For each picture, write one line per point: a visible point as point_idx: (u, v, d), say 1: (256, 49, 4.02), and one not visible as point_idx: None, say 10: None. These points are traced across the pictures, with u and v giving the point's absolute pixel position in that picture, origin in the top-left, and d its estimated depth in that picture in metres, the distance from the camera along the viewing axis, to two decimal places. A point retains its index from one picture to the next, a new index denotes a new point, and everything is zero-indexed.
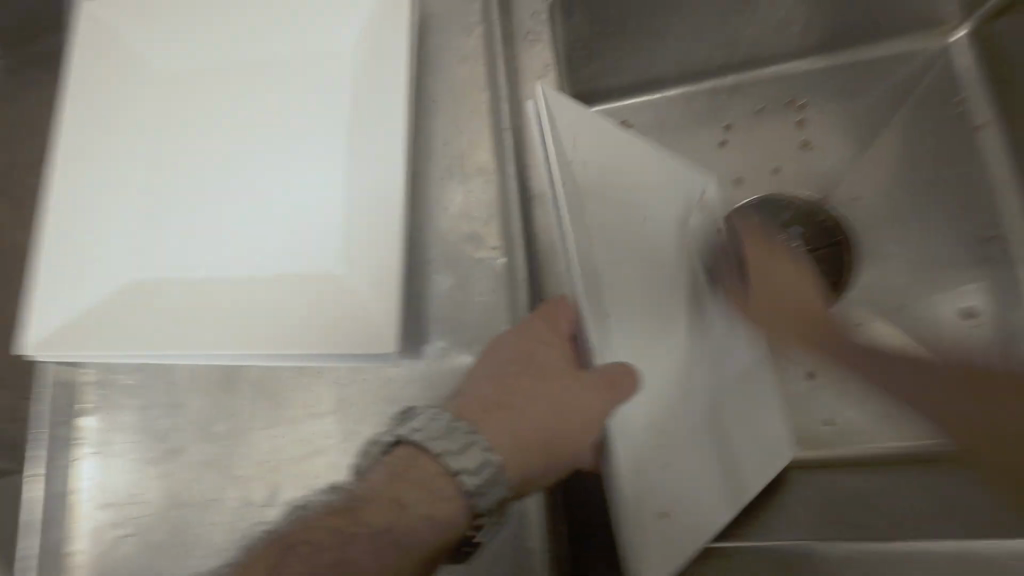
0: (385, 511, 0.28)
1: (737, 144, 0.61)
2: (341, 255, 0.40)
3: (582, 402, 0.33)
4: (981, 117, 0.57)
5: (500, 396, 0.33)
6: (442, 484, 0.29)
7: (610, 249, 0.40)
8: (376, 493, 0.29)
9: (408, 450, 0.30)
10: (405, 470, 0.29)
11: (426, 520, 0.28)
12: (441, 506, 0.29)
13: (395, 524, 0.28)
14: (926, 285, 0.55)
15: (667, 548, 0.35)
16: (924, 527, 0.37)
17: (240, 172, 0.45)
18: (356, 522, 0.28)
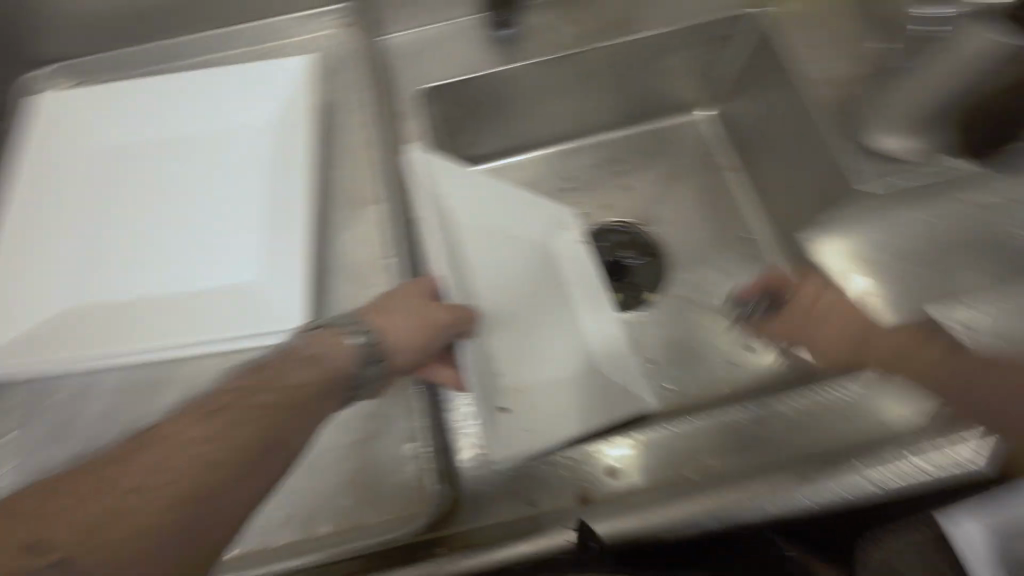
0: (303, 352, 0.38)
1: (578, 191, 0.82)
2: (259, 269, 0.51)
3: (436, 315, 0.43)
4: (731, 163, 0.82)
5: (384, 305, 0.43)
6: (338, 352, 0.38)
7: (479, 262, 0.57)
8: (285, 357, 0.37)
9: (321, 331, 0.40)
10: (318, 342, 0.39)
11: (332, 360, 0.38)
12: (337, 358, 0.38)
13: (298, 373, 0.36)
14: (711, 278, 0.76)
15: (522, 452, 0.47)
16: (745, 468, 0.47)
17: (172, 214, 0.55)
18: (265, 374, 0.36)
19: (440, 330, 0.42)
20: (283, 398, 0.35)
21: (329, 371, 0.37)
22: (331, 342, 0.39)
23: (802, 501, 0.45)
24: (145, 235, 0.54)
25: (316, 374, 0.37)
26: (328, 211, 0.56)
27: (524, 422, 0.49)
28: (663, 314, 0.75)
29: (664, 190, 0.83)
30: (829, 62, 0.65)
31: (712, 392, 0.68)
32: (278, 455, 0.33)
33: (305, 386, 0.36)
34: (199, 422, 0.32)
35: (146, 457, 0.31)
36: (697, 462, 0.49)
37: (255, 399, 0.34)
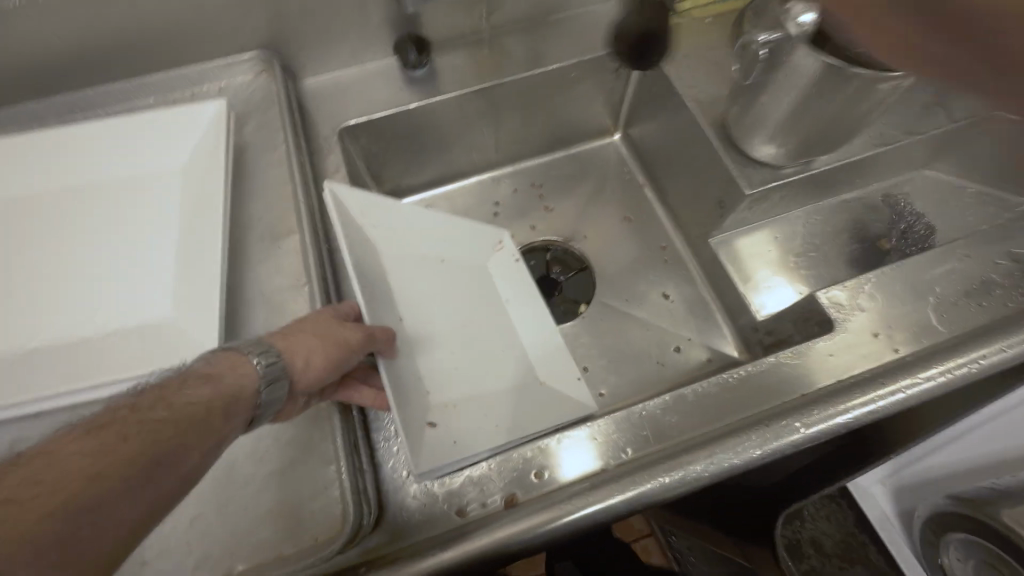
0: (195, 376, 0.34)
1: (507, 213, 0.87)
2: (173, 304, 0.50)
3: (349, 336, 0.41)
4: (640, 179, 0.89)
5: (295, 327, 0.41)
6: (242, 374, 0.36)
7: (400, 285, 0.59)
8: (181, 379, 0.34)
9: (227, 353, 0.37)
10: (222, 364, 0.36)
11: (230, 382, 0.35)
12: (243, 379, 0.35)
13: (194, 394, 0.33)
14: (637, 284, 0.81)
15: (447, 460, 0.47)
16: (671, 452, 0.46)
17: (77, 258, 0.53)
18: (163, 394, 0.33)
19: (354, 350, 0.41)
20: (183, 412, 0.32)
21: (225, 391, 0.34)
22: (230, 364, 0.36)
23: (709, 475, 0.45)
24: (47, 281, 0.52)
25: (212, 393, 0.34)
26: (247, 244, 0.56)
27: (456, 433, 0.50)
28: (596, 322, 0.78)
29: (587, 207, 0.88)
30: (710, 83, 0.72)
31: (645, 391, 0.72)
32: (175, 471, 0.30)
33: (206, 402, 0.33)
34: (86, 436, 0.29)
35: (26, 467, 0.27)
36: (616, 450, 0.49)
37: (152, 413, 0.31)
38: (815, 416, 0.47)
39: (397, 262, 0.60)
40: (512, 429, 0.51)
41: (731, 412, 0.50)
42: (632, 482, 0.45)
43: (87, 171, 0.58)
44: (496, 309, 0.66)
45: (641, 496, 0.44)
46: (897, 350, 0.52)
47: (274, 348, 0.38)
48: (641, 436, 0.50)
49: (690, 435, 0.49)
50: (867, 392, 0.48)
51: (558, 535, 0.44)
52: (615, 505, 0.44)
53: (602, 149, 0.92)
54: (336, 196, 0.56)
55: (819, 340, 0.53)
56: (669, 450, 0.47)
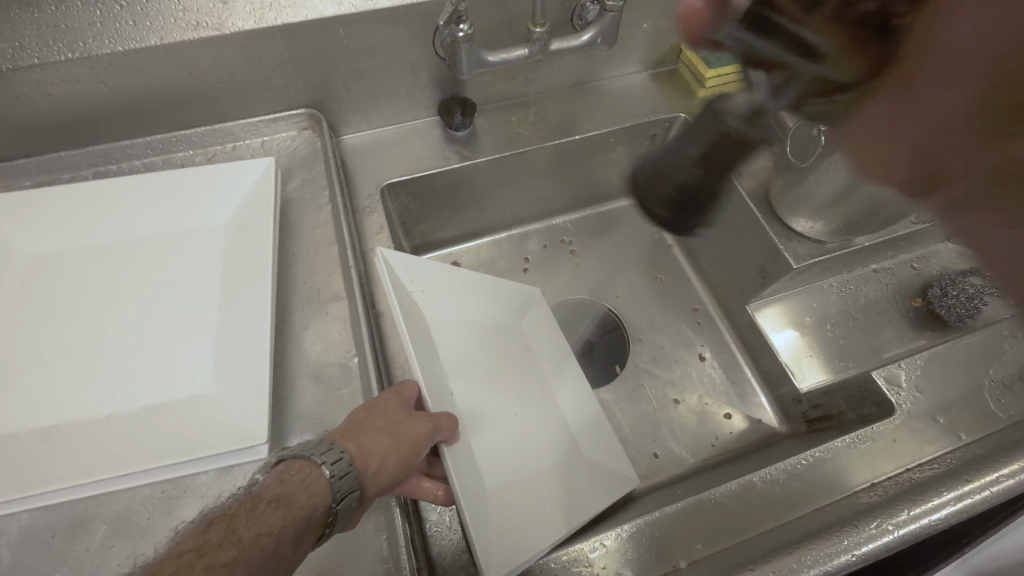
0: (267, 494, 0.32)
1: (537, 269, 0.85)
2: (213, 377, 0.47)
3: (415, 427, 0.39)
4: (669, 240, 0.89)
5: (362, 420, 0.39)
6: (310, 487, 0.33)
7: (447, 354, 0.56)
8: (250, 499, 0.32)
9: (293, 462, 0.35)
10: (287, 476, 0.34)
11: (300, 500, 0.33)
12: (310, 492, 0.33)
13: (263, 518, 0.31)
14: (672, 348, 0.79)
15: (510, 557, 0.44)
16: (753, 559, 0.43)
17: (108, 324, 0.50)
18: (234, 523, 0.31)
19: (421, 443, 0.38)
20: (253, 546, 0.30)
21: (298, 513, 0.32)
22: (302, 478, 0.34)
23: None
24: (77, 349, 0.48)
25: (283, 518, 0.32)
26: (290, 310, 0.53)
27: (516, 524, 0.47)
28: (632, 386, 0.75)
29: (617, 266, 0.87)
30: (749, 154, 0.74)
31: (686, 465, 0.69)
32: None
33: (278, 531, 0.31)
34: None
35: None
36: (686, 546, 0.47)
37: (221, 554, 0.29)
38: (903, 516, 0.44)
39: (441, 327, 0.58)
40: (569, 517, 0.50)
41: (797, 505, 0.49)
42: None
43: (119, 227, 0.55)
44: (541, 375, 0.63)
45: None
46: (960, 437, 0.52)
47: (346, 452, 0.36)
48: (720, 536, 0.47)
49: (763, 535, 0.46)
50: (952, 487, 0.46)
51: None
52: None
53: (628, 208, 0.92)
54: (387, 262, 0.55)
55: (879, 424, 0.53)
56: (746, 550, 0.45)
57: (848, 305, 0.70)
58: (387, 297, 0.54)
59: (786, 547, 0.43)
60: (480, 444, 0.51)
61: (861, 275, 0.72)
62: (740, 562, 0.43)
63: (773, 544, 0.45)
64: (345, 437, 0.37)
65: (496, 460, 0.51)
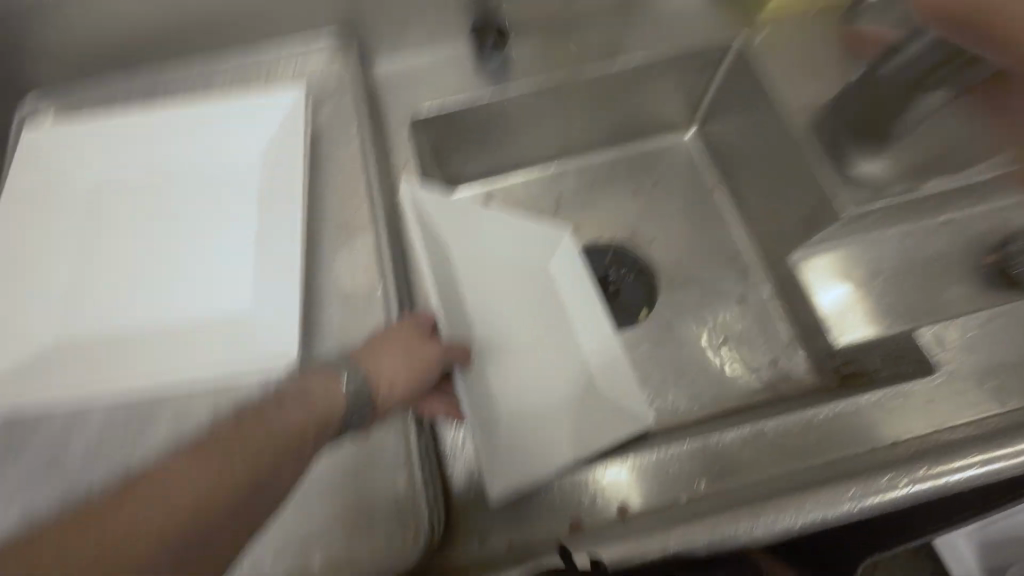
0: (292, 396, 0.37)
1: (570, 209, 0.83)
2: (253, 298, 0.51)
3: (424, 357, 0.42)
4: (712, 183, 0.83)
5: (375, 346, 0.42)
6: (330, 398, 0.37)
7: (470, 288, 0.57)
8: (277, 399, 0.36)
9: (319, 374, 0.38)
10: (311, 386, 0.37)
11: (322, 403, 0.37)
12: (331, 403, 0.37)
13: (286, 417, 0.35)
14: (704, 295, 0.77)
15: (516, 474, 0.47)
16: (754, 499, 0.44)
17: (161, 245, 0.55)
18: (262, 416, 0.35)
19: (431, 370, 0.42)
20: (277, 439, 0.34)
21: (320, 413, 0.36)
22: (324, 388, 0.38)
23: (795, 528, 0.42)
24: (137, 267, 0.54)
25: (306, 417, 0.36)
26: (321, 240, 0.56)
27: (525, 451, 0.49)
28: (658, 331, 0.75)
29: (653, 210, 0.83)
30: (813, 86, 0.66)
31: (706, 411, 0.69)
32: (271, 497, 0.33)
33: (300, 429, 0.35)
34: (185, 463, 0.31)
35: (133, 494, 0.29)
36: (689, 482, 0.49)
37: (250, 440, 0.33)
38: (922, 472, 0.43)
39: (463, 262, 0.58)
40: (579, 447, 0.52)
41: (809, 455, 0.48)
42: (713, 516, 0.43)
43: (167, 154, 0.59)
44: (564, 314, 0.64)
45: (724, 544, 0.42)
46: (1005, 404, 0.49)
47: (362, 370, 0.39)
48: (723, 477, 0.48)
49: (768, 481, 0.47)
50: (984, 449, 0.44)
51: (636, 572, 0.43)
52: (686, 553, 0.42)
53: (672, 146, 0.86)
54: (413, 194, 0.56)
55: (913, 382, 0.50)
56: (747, 492, 0.46)
57: (911, 257, 0.64)
58: (412, 231, 0.56)
59: (789, 490, 0.44)
60: (495, 376, 0.53)
61: (929, 225, 0.64)
62: (740, 500, 0.44)
63: (776, 489, 0.45)
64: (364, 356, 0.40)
65: (511, 390, 0.53)
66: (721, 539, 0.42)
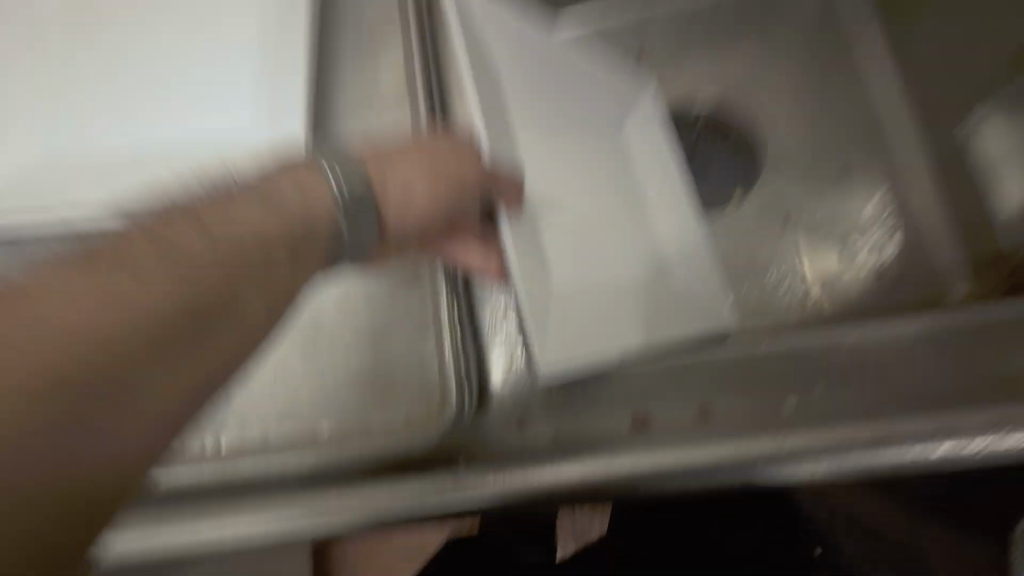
0: (268, 190, 0.31)
1: (656, 62, 0.65)
2: (272, 128, 0.43)
3: (447, 164, 0.36)
4: (856, 26, 0.62)
5: (391, 149, 0.36)
6: (315, 201, 0.32)
7: (523, 127, 0.44)
8: (243, 198, 0.30)
9: (306, 172, 0.32)
10: (292, 184, 0.31)
11: (305, 197, 0.31)
12: (315, 203, 0.32)
13: (249, 225, 0.29)
14: (822, 176, 0.60)
15: (569, 352, 0.38)
16: (879, 413, 0.34)
17: (157, 61, 0.46)
18: (216, 217, 0.29)
19: (457, 182, 0.36)
20: (235, 252, 0.28)
21: (304, 209, 0.31)
22: (301, 181, 0.32)
23: (932, 456, 0.32)
24: (128, 83, 0.45)
25: (279, 207, 0.30)
26: None
27: (574, 311, 0.39)
28: (755, 217, 0.59)
29: (767, 65, 0.64)
30: None
31: (812, 316, 0.54)
32: (237, 325, 0.28)
33: (273, 231, 0.30)
34: (112, 274, 0.25)
35: (33, 300, 0.23)
36: (790, 390, 0.38)
37: (199, 249, 0.27)
38: None
39: (521, 102, 0.45)
40: (648, 333, 0.41)
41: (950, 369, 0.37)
42: (820, 428, 0.34)
43: None
44: (640, 178, 0.49)
45: (828, 440, 0.33)
46: None
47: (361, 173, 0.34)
48: (823, 381, 0.39)
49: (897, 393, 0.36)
50: None
51: (731, 485, 0.33)
52: (790, 449, 0.33)
53: None
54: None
55: None
56: (862, 401, 0.36)
57: None
58: (453, 44, 0.43)
59: (921, 405, 0.34)
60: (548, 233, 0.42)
61: None
62: (858, 412, 0.35)
63: (900, 401, 0.35)
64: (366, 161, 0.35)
65: (569, 256, 0.42)
66: (835, 457, 0.33)
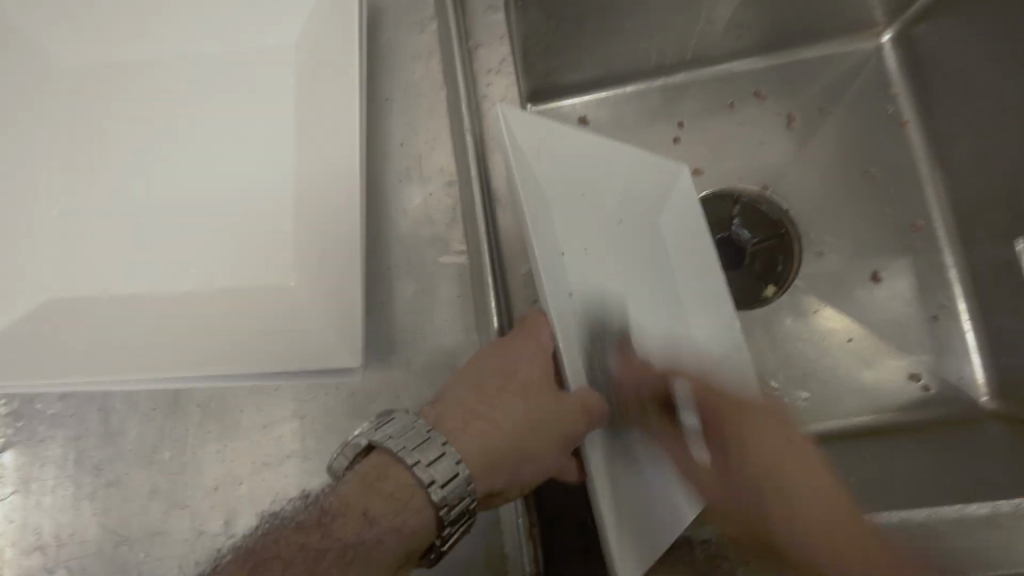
0: (354, 505, 0.29)
1: (692, 139, 0.62)
2: (299, 267, 0.38)
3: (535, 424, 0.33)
4: (903, 114, 0.61)
5: (472, 404, 0.34)
6: (412, 496, 0.30)
7: (581, 289, 0.39)
8: (348, 501, 0.29)
9: (379, 461, 0.31)
10: (378, 480, 0.30)
11: (403, 513, 0.29)
12: (410, 503, 0.30)
13: (360, 540, 0.28)
14: (863, 274, 0.59)
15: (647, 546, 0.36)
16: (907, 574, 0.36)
17: (169, 172, 0.42)
18: (327, 531, 0.29)
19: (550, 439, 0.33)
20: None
21: (405, 509, 0.29)
22: (392, 485, 0.30)
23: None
24: (139, 203, 0.42)
25: (374, 535, 0.29)
26: (384, 182, 0.42)
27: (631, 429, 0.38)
28: (792, 313, 0.58)
29: (809, 146, 0.62)
30: None
31: (849, 424, 0.54)
32: None
33: (378, 540, 0.29)
34: None
35: None
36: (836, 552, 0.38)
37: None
38: None
39: (583, 253, 0.40)
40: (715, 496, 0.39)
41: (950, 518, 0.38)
42: None
43: (188, 48, 0.44)
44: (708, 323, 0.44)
45: None
46: None
47: (463, 460, 0.31)
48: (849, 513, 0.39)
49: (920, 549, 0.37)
50: None
51: None
52: None
53: (844, 56, 0.63)
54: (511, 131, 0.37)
55: None
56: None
57: None
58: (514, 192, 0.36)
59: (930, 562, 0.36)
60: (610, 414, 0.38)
61: None
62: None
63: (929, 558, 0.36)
64: (441, 417, 0.33)
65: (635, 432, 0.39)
66: None
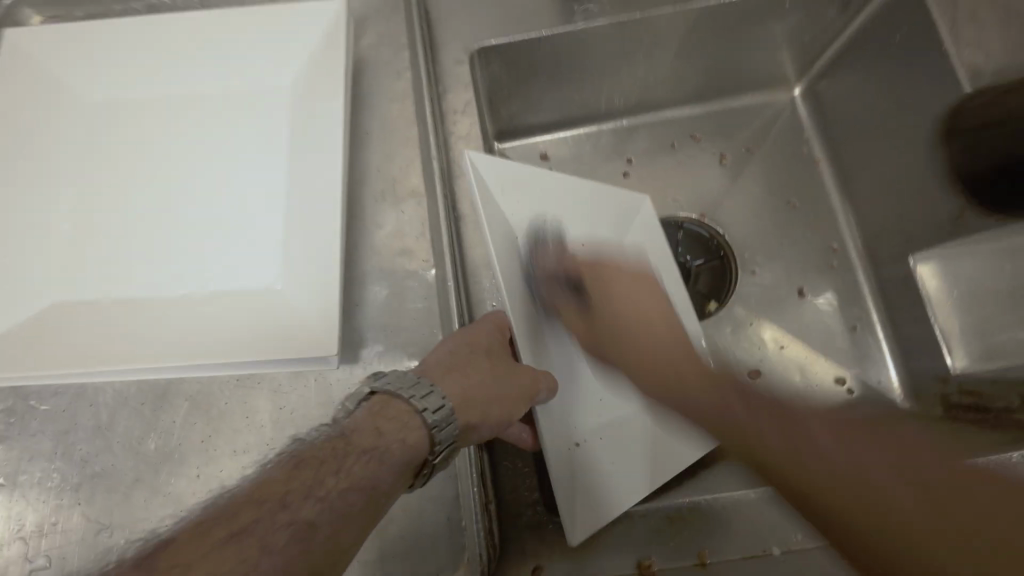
0: (365, 425, 0.33)
1: (639, 174, 0.71)
2: (285, 272, 0.43)
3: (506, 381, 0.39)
4: (816, 154, 0.71)
5: (453, 362, 0.39)
6: (411, 421, 0.34)
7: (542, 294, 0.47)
8: (359, 424, 0.33)
9: (380, 399, 0.35)
10: (382, 410, 0.34)
11: (404, 431, 0.34)
12: (410, 425, 0.34)
13: (373, 449, 0.32)
14: (791, 289, 0.66)
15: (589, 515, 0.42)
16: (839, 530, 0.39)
17: (172, 192, 0.48)
18: (346, 443, 0.32)
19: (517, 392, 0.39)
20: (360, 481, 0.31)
21: (405, 431, 0.34)
22: (394, 413, 0.34)
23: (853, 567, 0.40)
24: (142, 218, 0.47)
25: (383, 446, 0.32)
26: (362, 203, 0.49)
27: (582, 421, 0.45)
28: (731, 324, 0.65)
29: (739, 179, 0.71)
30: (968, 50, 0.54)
31: None
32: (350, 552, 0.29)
33: (386, 452, 0.32)
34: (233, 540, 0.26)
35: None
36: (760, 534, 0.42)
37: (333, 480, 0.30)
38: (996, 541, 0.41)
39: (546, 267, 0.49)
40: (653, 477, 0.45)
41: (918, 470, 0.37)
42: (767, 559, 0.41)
43: (193, 89, 0.51)
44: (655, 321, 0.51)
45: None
46: None
47: (450, 398, 0.36)
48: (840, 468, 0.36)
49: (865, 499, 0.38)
50: None
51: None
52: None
53: (765, 105, 0.74)
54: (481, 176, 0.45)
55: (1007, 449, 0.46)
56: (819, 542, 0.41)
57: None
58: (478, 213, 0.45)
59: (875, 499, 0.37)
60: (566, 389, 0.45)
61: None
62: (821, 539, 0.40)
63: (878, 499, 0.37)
64: (427, 372, 0.38)
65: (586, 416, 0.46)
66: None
